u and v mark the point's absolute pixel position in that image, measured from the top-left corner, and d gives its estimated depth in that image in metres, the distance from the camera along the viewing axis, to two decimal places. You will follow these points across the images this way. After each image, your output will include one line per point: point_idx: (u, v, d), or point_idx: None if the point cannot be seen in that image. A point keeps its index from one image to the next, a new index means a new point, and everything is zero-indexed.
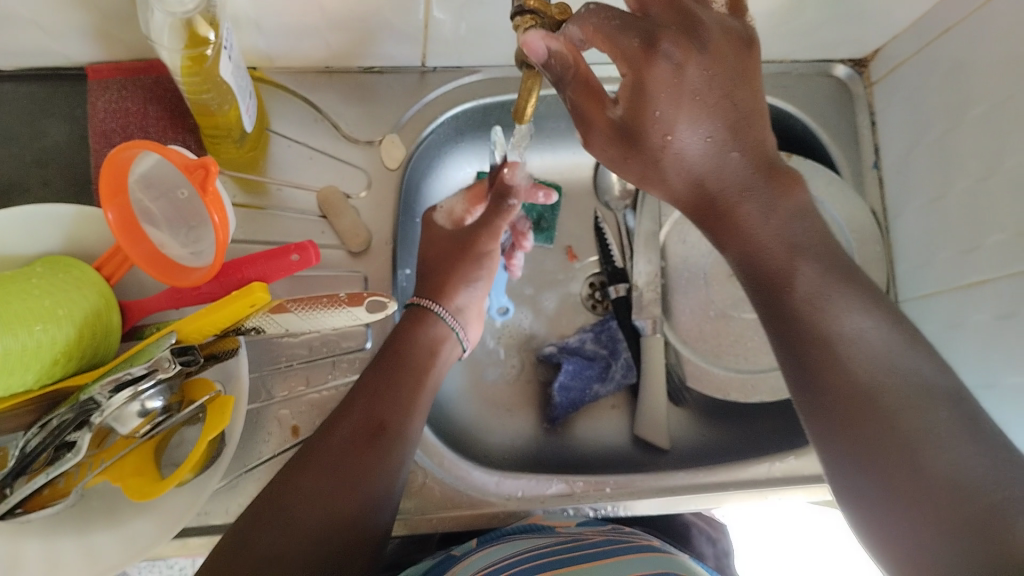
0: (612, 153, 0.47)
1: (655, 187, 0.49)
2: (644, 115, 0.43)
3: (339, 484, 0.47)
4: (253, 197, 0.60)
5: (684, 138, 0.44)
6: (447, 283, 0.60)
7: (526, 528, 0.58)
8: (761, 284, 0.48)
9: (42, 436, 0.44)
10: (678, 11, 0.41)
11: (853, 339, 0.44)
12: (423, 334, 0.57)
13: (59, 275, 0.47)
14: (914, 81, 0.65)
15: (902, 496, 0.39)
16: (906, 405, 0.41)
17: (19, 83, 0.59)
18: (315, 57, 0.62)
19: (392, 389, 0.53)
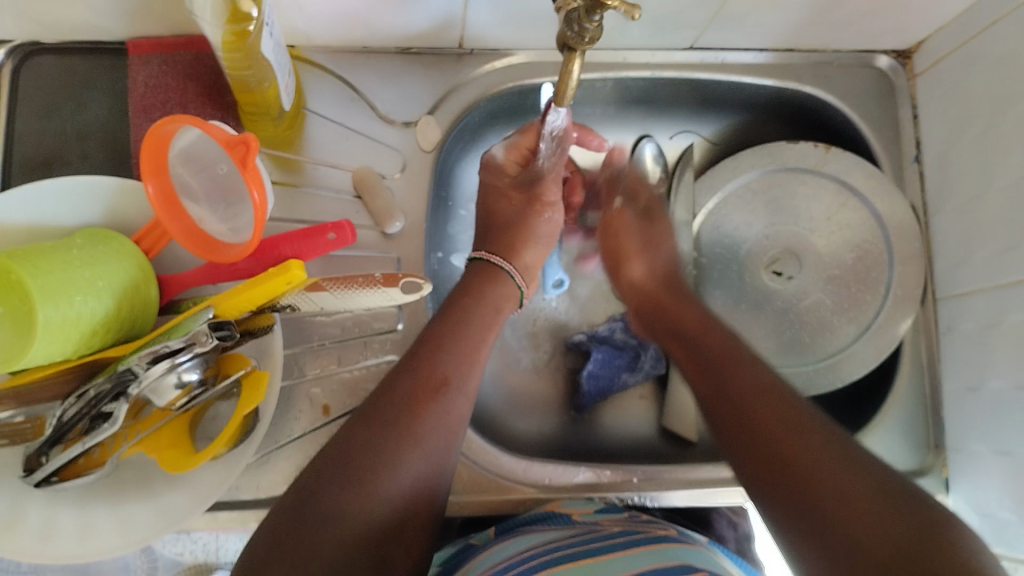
0: (625, 230, 0.67)
1: (638, 262, 0.65)
2: (659, 219, 0.67)
3: (403, 439, 0.46)
4: (289, 175, 0.60)
5: (666, 246, 0.66)
6: (510, 246, 0.61)
7: (535, 518, 0.56)
8: (700, 351, 0.53)
9: (78, 406, 0.45)
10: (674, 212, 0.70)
11: (769, 387, 0.47)
12: (491, 290, 0.57)
13: (98, 247, 0.47)
14: (957, 74, 0.64)
15: (804, 517, 0.39)
16: (809, 438, 0.42)
17: (59, 56, 0.60)
18: (352, 36, 0.61)
19: (454, 345, 0.52)
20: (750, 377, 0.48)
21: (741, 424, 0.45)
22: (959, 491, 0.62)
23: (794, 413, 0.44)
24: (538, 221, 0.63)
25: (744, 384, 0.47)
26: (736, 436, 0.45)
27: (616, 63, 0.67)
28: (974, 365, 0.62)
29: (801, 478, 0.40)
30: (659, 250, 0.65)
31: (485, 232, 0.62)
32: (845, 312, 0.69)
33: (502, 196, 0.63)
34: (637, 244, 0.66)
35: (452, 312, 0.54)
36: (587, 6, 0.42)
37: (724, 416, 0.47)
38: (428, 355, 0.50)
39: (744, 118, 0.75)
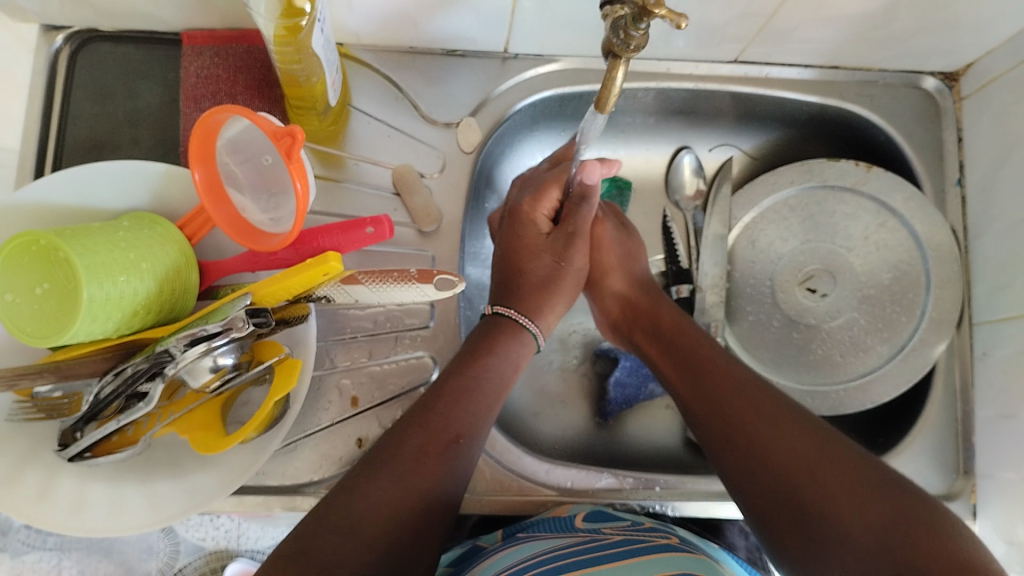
0: (606, 243, 0.64)
1: (618, 277, 0.64)
2: (633, 231, 0.66)
3: (409, 496, 0.47)
4: (331, 169, 0.61)
5: (642, 260, 0.65)
6: (531, 295, 0.59)
7: (535, 523, 0.57)
8: (693, 382, 0.54)
9: (115, 384, 0.46)
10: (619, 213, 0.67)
11: (770, 424, 0.49)
12: (511, 348, 0.57)
13: (143, 230, 0.49)
14: (1006, 98, 0.63)
15: (801, 529, 0.44)
16: (828, 479, 0.44)
17: (117, 44, 0.61)
18: (399, 37, 0.62)
19: (470, 404, 0.52)
20: (748, 421, 0.50)
21: (733, 446, 0.50)
22: (987, 518, 0.61)
23: (795, 443, 0.47)
24: (564, 279, 0.61)
25: (732, 405, 0.51)
26: (728, 456, 0.50)
27: (660, 73, 0.67)
28: (1009, 391, 0.61)
29: (794, 492, 0.45)
30: (636, 262, 0.65)
31: (510, 284, 0.59)
32: (878, 332, 0.69)
33: (534, 253, 0.60)
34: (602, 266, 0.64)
35: (470, 367, 0.54)
36: (634, 13, 0.42)
37: (730, 450, 0.50)
38: (444, 410, 0.51)
39: (785, 134, 0.74)
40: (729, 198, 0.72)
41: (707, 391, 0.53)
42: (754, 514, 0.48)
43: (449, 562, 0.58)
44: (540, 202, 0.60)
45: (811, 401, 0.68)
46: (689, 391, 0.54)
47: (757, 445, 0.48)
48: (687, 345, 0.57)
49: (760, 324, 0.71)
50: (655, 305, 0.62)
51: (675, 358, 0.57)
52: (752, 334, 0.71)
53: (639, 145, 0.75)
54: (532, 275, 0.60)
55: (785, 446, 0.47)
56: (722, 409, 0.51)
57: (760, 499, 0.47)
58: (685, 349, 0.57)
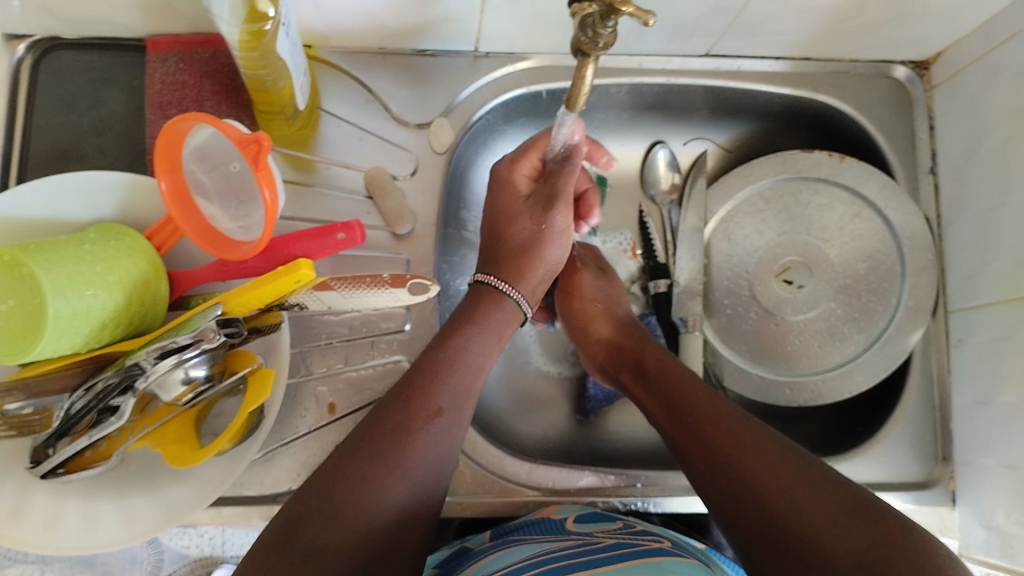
0: (587, 290, 0.65)
1: (603, 322, 0.65)
2: (614, 277, 0.68)
3: (392, 472, 0.46)
4: (301, 173, 0.61)
5: (624, 305, 0.67)
6: (516, 265, 0.59)
7: (525, 524, 0.57)
8: (676, 409, 0.55)
9: (86, 399, 0.45)
10: (595, 256, 0.69)
11: (756, 447, 0.49)
12: (492, 315, 0.57)
13: (110, 242, 0.48)
14: (976, 86, 0.63)
15: (781, 549, 0.44)
16: (810, 500, 0.44)
17: (80, 51, 0.60)
18: (368, 38, 0.62)
19: (450, 377, 0.52)
20: (731, 440, 0.50)
21: (718, 480, 0.49)
22: (966, 504, 0.62)
23: (780, 463, 0.47)
24: (548, 245, 0.59)
25: (716, 437, 0.51)
26: (710, 474, 0.50)
27: (632, 68, 0.67)
28: (985, 378, 0.62)
29: (776, 520, 0.45)
30: (619, 307, 0.66)
31: (494, 251, 0.59)
32: (855, 321, 0.69)
33: (512, 217, 0.59)
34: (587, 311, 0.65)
35: (449, 341, 0.54)
36: (601, 12, 0.42)
37: (713, 468, 0.50)
38: (424, 384, 0.51)
39: (759, 126, 0.74)
40: (705, 190, 0.71)
41: (692, 425, 0.53)
42: (734, 529, 0.48)
43: (434, 565, 0.58)
44: (516, 164, 0.59)
45: (790, 392, 0.68)
46: (675, 426, 0.54)
47: (741, 476, 0.48)
48: (673, 371, 0.58)
49: (737, 318, 0.71)
50: (640, 347, 0.62)
51: (659, 393, 0.57)
52: (730, 327, 0.71)
53: (614, 141, 0.74)
54: (512, 241, 0.59)
55: (770, 477, 0.47)
56: (706, 439, 0.51)
57: (743, 528, 0.47)
58: (669, 386, 0.57)
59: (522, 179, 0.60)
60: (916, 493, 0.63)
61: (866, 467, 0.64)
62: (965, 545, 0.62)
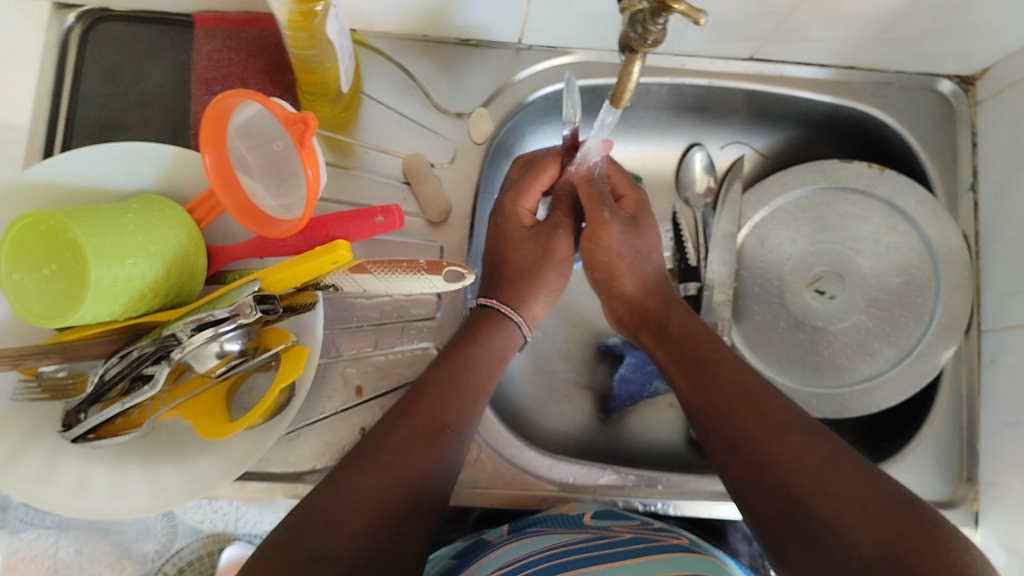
0: (612, 247, 0.61)
1: (628, 280, 0.62)
2: (648, 229, 0.63)
3: (396, 480, 0.47)
4: (340, 156, 0.61)
5: (653, 261, 0.64)
6: (520, 289, 0.61)
7: (545, 518, 0.57)
8: (699, 378, 0.55)
9: (121, 366, 0.46)
10: (636, 201, 0.63)
11: (776, 425, 0.49)
12: (493, 337, 0.58)
13: (152, 212, 0.48)
14: (1022, 104, 0.62)
15: (804, 536, 0.44)
16: (834, 483, 0.45)
17: (130, 24, 0.61)
18: (414, 25, 0.62)
19: (456, 392, 0.53)
20: (752, 417, 0.50)
21: (739, 456, 0.50)
22: (989, 526, 0.61)
23: (805, 443, 0.48)
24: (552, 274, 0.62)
25: (739, 419, 0.51)
26: (730, 453, 0.50)
27: (674, 68, 0.67)
28: (1016, 400, 0.61)
29: (803, 507, 0.45)
30: (645, 269, 0.63)
31: (495, 277, 0.62)
32: (886, 336, 0.68)
33: (514, 244, 0.62)
34: (609, 266, 0.62)
35: (453, 358, 0.55)
36: (652, 9, 0.41)
37: (734, 444, 0.50)
38: (430, 400, 0.52)
39: (797, 134, 0.74)
40: (740, 196, 0.71)
41: (716, 401, 0.53)
42: (756, 512, 0.48)
43: (452, 555, 0.58)
44: (519, 198, 0.61)
45: (816, 402, 0.67)
46: (699, 401, 0.54)
47: (763, 458, 0.48)
48: (695, 335, 0.58)
49: (766, 324, 0.71)
50: (667, 310, 0.61)
51: (682, 368, 0.57)
52: (758, 334, 0.71)
53: (651, 141, 0.74)
54: (513, 267, 0.62)
55: (795, 458, 0.47)
56: (728, 419, 0.51)
57: (767, 509, 0.47)
58: (693, 358, 0.56)
59: (524, 210, 0.62)
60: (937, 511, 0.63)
61: None
62: None
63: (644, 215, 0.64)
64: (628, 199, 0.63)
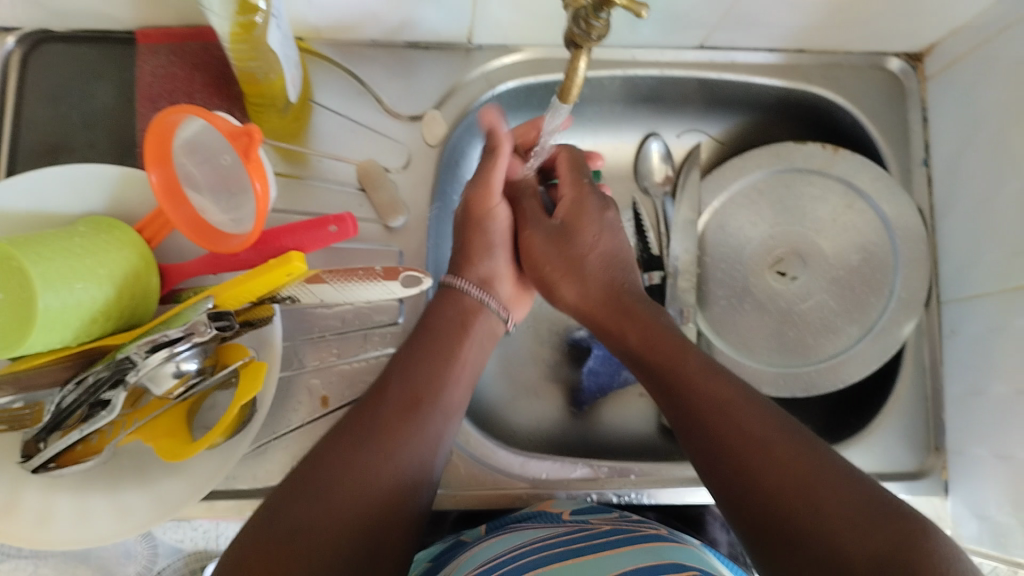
0: (539, 255, 0.61)
1: (567, 286, 0.61)
2: (580, 232, 0.61)
3: (376, 453, 0.47)
4: (294, 166, 0.60)
5: (591, 261, 0.61)
6: (465, 261, 0.60)
7: (526, 516, 0.56)
8: (665, 385, 0.53)
9: (77, 393, 0.45)
10: (574, 201, 0.63)
11: (752, 431, 0.47)
12: (453, 307, 0.57)
13: (101, 235, 0.48)
14: (969, 77, 0.63)
15: (790, 549, 0.42)
16: (819, 490, 0.42)
17: (72, 44, 0.60)
18: (361, 30, 0.61)
19: (425, 365, 0.53)
20: (726, 424, 0.48)
21: (724, 472, 0.47)
22: (958, 495, 0.62)
23: (786, 449, 0.45)
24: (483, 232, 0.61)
25: (720, 429, 0.48)
26: (710, 461, 0.48)
27: (625, 60, 0.67)
28: (978, 369, 0.62)
29: (791, 525, 0.42)
30: (585, 274, 0.60)
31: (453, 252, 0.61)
32: (849, 313, 0.69)
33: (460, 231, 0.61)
34: (548, 274, 0.61)
35: (416, 337, 0.55)
36: (596, 2, 0.41)
37: (712, 454, 0.48)
38: (402, 376, 0.52)
39: (752, 118, 0.74)
40: (698, 182, 0.72)
41: (694, 412, 0.50)
42: (742, 524, 0.45)
43: (429, 559, 0.57)
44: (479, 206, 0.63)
45: (785, 383, 0.68)
46: (677, 413, 0.51)
47: (747, 470, 0.45)
48: (649, 333, 0.56)
49: (732, 308, 0.71)
50: (620, 324, 0.58)
51: (652, 374, 0.54)
52: (724, 319, 0.71)
53: (608, 133, 0.74)
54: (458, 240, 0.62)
55: (780, 472, 0.44)
56: (708, 428, 0.48)
57: (757, 527, 0.44)
58: (663, 366, 0.53)
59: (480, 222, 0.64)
60: (908, 483, 0.63)
61: (860, 458, 0.64)
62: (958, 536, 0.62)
63: (584, 211, 0.62)
64: (568, 200, 0.63)
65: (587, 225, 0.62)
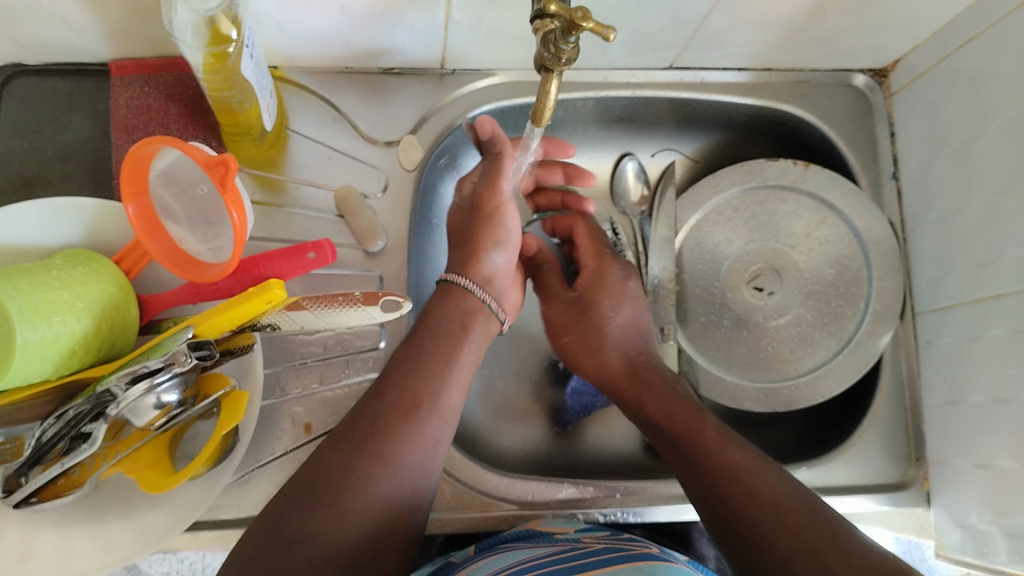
0: (556, 325, 0.67)
1: (585, 358, 0.65)
2: (597, 303, 0.65)
3: (373, 460, 0.46)
4: (272, 195, 0.60)
5: (609, 331, 0.64)
6: (470, 256, 0.60)
7: (516, 536, 0.56)
8: (678, 445, 0.54)
9: (58, 427, 0.45)
10: (594, 275, 0.67)
11: (766, 497, 0.48)
12: (449, 306, 0.56)
13: (78, 267, 0.48)
14: (933, 92, 0.65)
15: None
16: (829, 555, 0.43)
17: (44, 78, 0.60)
18: (335, 57, 0.62)
19: (425, 366, 0.52)
20: (737, 490, 0.49)
21: (739, 539, 0.47)
22: (940, 503, 0.63)
23: (800, 516, 0.46)
24: (489, 230, 0.61)
25: (734, 499, 0.49)
26: (722, 520, 0.49)
27: (597, 82, 0.68)
28: (954, 378, 0.63)
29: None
30: (602, 344, 0.64)
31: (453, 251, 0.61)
32: (825, 326, 0.70)
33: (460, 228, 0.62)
34: (565, 342, 0.66)
35: (416, 336, 0.54)
36: (563, 27, 0.42)
37: (725, 518, 0.49)
38: (401, 375, 0.51)
39: (724, 136, 0.75)
40: (674, 200, 0.73)
41: (708, 484, 0.51)
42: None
43: None
44: None
45: (766, 397, 0.68)
46: (691, 483, 0.52)
47: (760, 539, 0.46)
48: (662, 402, 0.58)
49: (711, 325, 0.72)
50: (639, 395, 0.60)
51: (667, 440, 0.56)
52: (703, 335, 0.72)
53: (584, 153, 0.75)
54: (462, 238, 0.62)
55: (792, 539, 0.45)
56: (722, 499, 0.49)
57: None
58: (678, 437, 0.55)
59: None
60: (891, 493, 0.64)
61: (843, 469, 0.65)
62: (943, 544, 0.63)
63: (602, 283, 0.66)
64: (588, 273, 0.67)
65: (604, 300, 0.65)
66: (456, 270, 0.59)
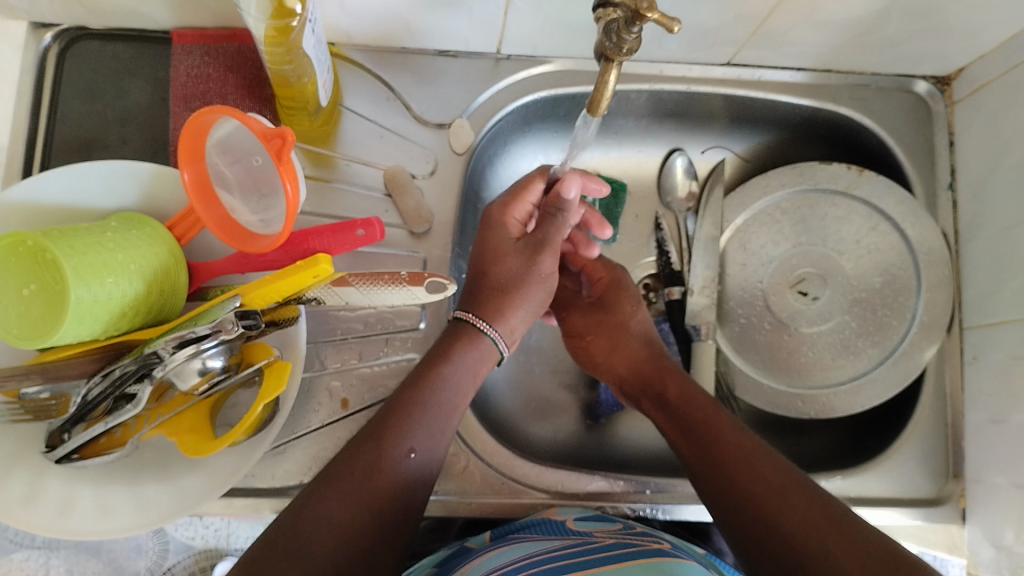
0: (580, 329, 0.65)
1: (609, 351, 0.62)
2: (619, 304, 0.64)
3: (359, 514, 0.45)
4: (321, 169, 0.61)
5: (633, 328, 0.63)
6: (505, 303, 0.55)
7: (527, 524, 0.56)
8: (691, 441, 0.53)
9: (103, 386, 0.46)
10: (613, 282, 0.65)
11: (770, 476, 0.48)
12: (466, 354, 0.53)
13: (132, 230, 0.48)
14: (996, 103, 0.63)
15: None
16: (832, 535, 0.43)
17: (106, 43, 0.61)
18: (392, 37, 0.62)
19: (425, 414, 0.50)
20: (742, 476, 0.49)
21: (740, 519, 0.48)
22: (976, 523, 0.62)
23: (800, 495, 0.47)
24: (533, 286, 0.56)
25: (742, 483, 0.49)
26: (727, 510, 0.49)
27: (652, 75, 0.67)
28: (999, 396, 0.61)
29: (803, 565, 0.43)
30: (626, 340, 0.62)
31: (476, 289, 0.56)
32: (870, 335, 0.69)
33: (500, 256, 0.56)
34: (585, 342, 0.64)
35: (425, 378, 0.52)
36: (627, 17, 0.42)
37: (733, 512, 0.49)
38: (399, 421, 0.49)
39: (777, 136, 0.74)
40: (722, 200, 0.71)
41: (715, 463, 0.51)
42: (753, 560, 0.46)
43: (433, 564, 0.57)
44: (510, 206, 0.58)
45: (803, 403, 0.68)
46: (696, 459, 0.52)
47: (764, 517, 0.46)
48: (682, 402, 0.56)
49: (750, 327, 0.71)
50: (661, 374, 0.59)
51: (684, 428, 0.55)
52: (742, 337, 0.71)
53: (633, 147, 0.75)
54: (497, 277, 0.56)
55: (794, 518, 0.45)
56: (728, 481, 0.50)
57: (767, 566, 0.45)
58: (692, 419, 0.54)
59: (515, 223, 0.58)
60: (926, 508, 0.63)
61: (878, 480, 0.64)
62: (975, 562, 0.62)
63: (621, 287, 0.64)
64: (605, 279, 0.65)
65: (623, 305, 0.64)
66: (486, 311, 0.55)
